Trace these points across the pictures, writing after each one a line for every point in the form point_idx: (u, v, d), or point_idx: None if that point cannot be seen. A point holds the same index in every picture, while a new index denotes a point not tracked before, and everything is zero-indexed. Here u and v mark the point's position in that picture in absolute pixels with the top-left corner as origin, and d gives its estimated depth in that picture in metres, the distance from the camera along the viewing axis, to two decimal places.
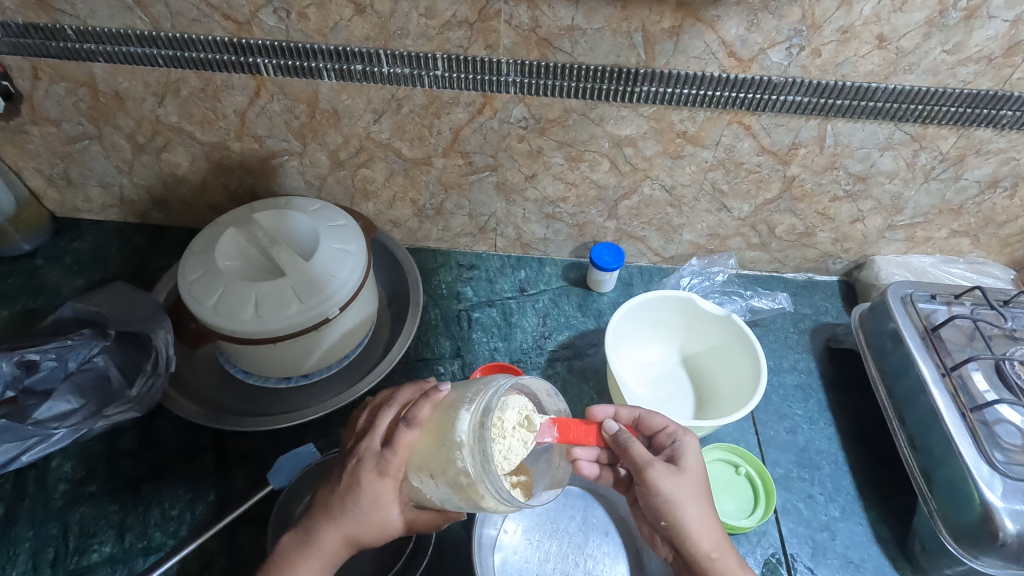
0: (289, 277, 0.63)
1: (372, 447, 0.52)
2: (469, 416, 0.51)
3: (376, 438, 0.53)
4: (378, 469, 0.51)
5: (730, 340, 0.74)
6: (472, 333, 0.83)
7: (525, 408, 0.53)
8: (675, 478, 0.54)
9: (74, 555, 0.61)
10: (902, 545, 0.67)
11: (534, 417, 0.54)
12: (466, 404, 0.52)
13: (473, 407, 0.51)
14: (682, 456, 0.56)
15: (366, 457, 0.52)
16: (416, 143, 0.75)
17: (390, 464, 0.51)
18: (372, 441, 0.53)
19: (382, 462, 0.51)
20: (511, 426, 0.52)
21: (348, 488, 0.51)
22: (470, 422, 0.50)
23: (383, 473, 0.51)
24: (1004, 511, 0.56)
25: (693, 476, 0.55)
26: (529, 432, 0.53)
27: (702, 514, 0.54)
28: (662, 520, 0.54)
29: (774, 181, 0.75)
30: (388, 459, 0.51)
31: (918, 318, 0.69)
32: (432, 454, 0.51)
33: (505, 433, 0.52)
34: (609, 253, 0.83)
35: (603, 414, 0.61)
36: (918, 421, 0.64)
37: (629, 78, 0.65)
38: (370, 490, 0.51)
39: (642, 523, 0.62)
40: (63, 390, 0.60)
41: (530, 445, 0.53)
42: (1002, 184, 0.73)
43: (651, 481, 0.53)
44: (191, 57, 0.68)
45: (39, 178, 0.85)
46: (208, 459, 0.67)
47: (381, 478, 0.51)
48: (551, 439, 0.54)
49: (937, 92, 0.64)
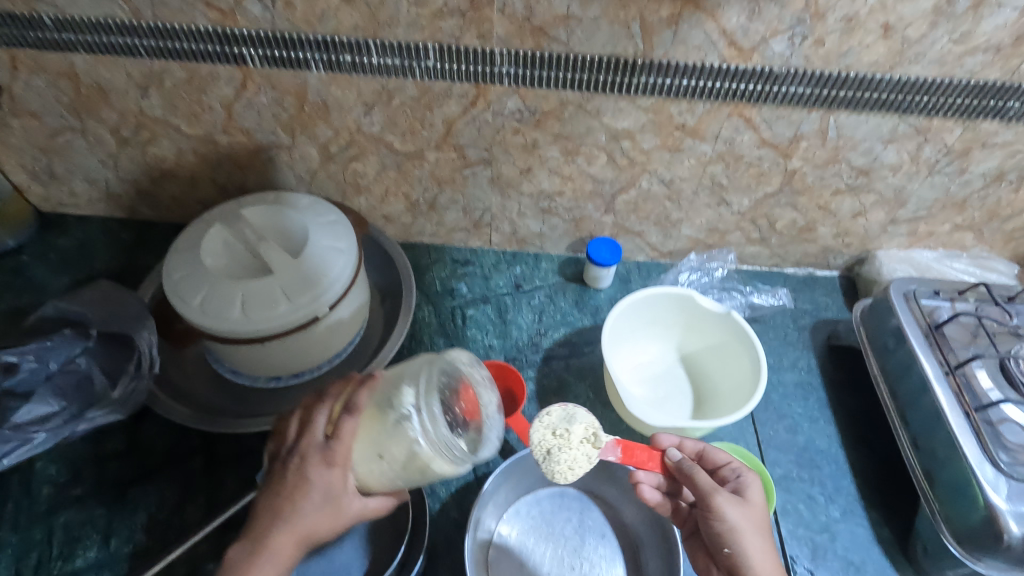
0: (277, 275, 0.62)
1: (315, 441, 0.51)
2: (412, 390, 0.51)
3: (317, 431, 0.52)
4: (326, 460, 0.50)
5: (729, 338, 0.73)
6: (467, 331, 0.81)
7: (591, 426, 0.61)
8: (741, 507, 0.53)
9: (59, 560, 0.60)
10: (903, 546, 0.66)
11: (601, 435, 0.61)
12: (407, 380, 0.53)
13: (413, 380, 0.52)
14: (750, 488, 0.55)
15: (311, 451, 0.51)
16: (408, 137, 0.73)
17: (338, 454, 0.50)
18: (315, 434, 0.51)
19: (329, 452, 0.50)
20: (576, 440, 0.60)
21: (295, 487, 0.49)
22: (413, 395, 0.51)
23: (331, 464, 0.50)
24: (1009, 514, 0.55)
25: (757, 510, 0.54)
26: (594, 449, 0.60)
27: (766, 551, 0.52)
28: (725, 548, 0.52)
29: (774, 175, 0.74)
30: (336, 449, 0.50)
31: (922, 315, 0.68)
32: (377, 437, 0.51)
33: (571, 444, 0.60)
34: (607, 248, 0.81)
35: (668, 442, 0.61)
36: (921, 420, 0.63)
37: (626, 69, 0.63)
38: (319, 483, 0.50)
39: (699, 557, 0.58)
40: (42, 392, 0.58)
41: (593, 459, 0.60)
42: (1007, 178, 0.72)
43: (718, 509, 0.52)
44: (174, 48, 0.66)
45: (23, 173, 0.83)
46: (196, 461, 0.66)
47: (329, 469, 0.50)
48: (613, 458, 0.60)
49: (943, 83, 0.62)
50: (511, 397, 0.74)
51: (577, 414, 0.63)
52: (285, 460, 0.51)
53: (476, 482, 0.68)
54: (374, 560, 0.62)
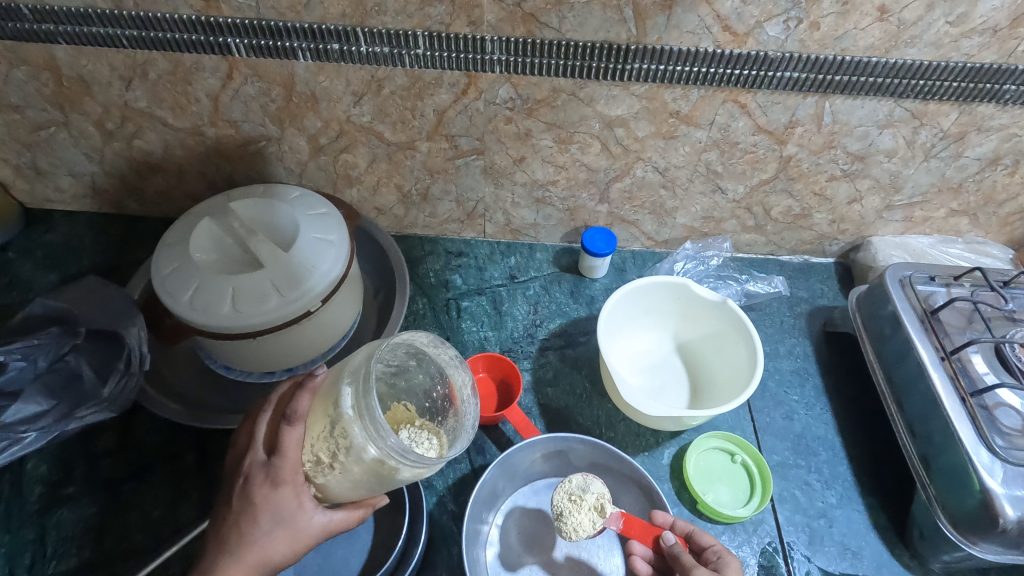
0: (267, 269, 0.61)
1: (258, 459, 0.51)
2: (351, 390, 0.50)
3: (259, 449, 0.52)
4: (270, 480, 0.50)
5: (725, 326, 0.72)
6: (461, 322, 0.81)
7: (603, 495, 0.62)
8: None
9: (52, 559, 0.59)
10: (899, 531, 0.66)
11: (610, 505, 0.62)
12: (348, 378, 0.51)
13: (353, 379, 0.50)
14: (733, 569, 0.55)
15: (255, 471, 0.51)
16: (399, 127, 0.72)
17: (281, 471, 0.50)
18: (257, 453, 0.52)
19: (272, 471, 0.50)
20: (587, 506, 0.61)
21: (244, 510, 0.50)
22: (353, 396, 0.49)
23: (278, 482, 0.50)
24: (1004, 498, 0.55)
25: None
26: (600, 516, 0.61)
27: None
28: None
29: (770, 161, 0.73)
30: (277, 466, 0.50)
31: (917, 300, 0.68)
32: (326, 442, 0.50)
33: (580, 509, 0.61)
34: (601, 237, 0.81)
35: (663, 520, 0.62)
36: (916, 406, 0.63)
37: (619, 55, 0.62)
38: (269, 504, 0.50)
39: None
40: (31, 391, 0.57)
41: (597, 525, 0.61)
42: (1003, 162, 0.71)
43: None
44: (157, 37, 0.64)
45: (7, 168, 0.82)
46: (190, 458, 0.65)
47: (277, 487, 0.50)
48: (615, 527, 0.61)
49: (939, 66, 0.61)
50: (507, 388, 0.75)
51: (592, 479, 0.64)
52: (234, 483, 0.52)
53: (473, 474, 0.68)
54: (371, 555, 0.62)
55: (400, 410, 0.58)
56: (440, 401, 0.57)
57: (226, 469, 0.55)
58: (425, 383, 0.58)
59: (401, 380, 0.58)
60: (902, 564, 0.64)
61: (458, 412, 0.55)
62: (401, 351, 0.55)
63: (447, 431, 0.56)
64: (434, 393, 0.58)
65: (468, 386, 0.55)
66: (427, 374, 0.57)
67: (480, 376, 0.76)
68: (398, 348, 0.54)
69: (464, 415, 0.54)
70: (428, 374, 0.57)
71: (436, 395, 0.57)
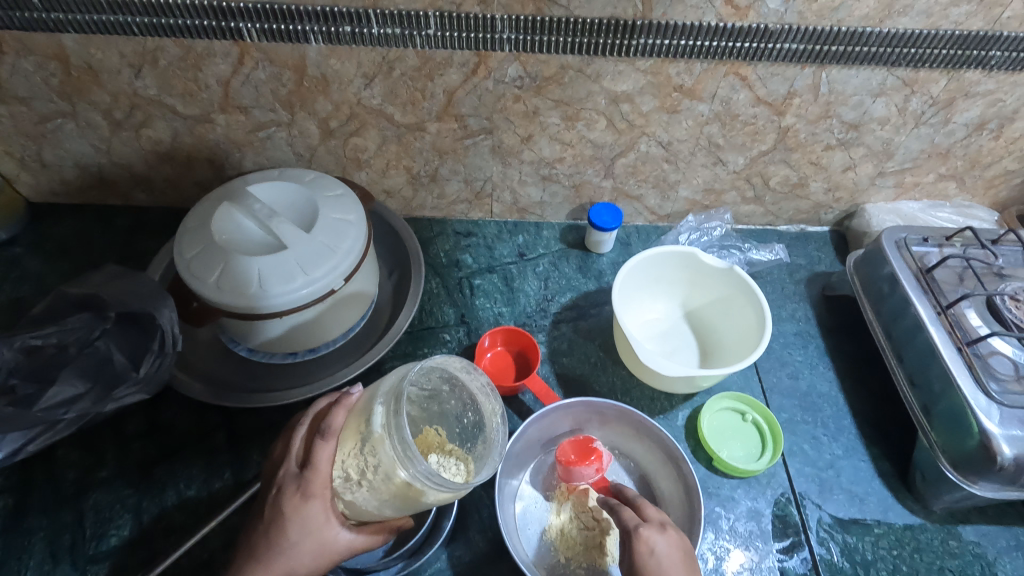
0: (292, 249, 0.62)
1: (291, 471, 0.52)
2: (382, 408, 0.51)
3: (293, 461, 0.53)
4: (300, 491, 0.51)
5: (732, 291, 0.75)
6: (475, 299, 0.83)
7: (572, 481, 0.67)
8: (662, 536, 0.53)
9: (92, 540, 0.61)
10: (902, 477, 0.70)
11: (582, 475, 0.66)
12: (382, 397, 0.52)
13: (385, 398, 0.52)
14: (662, 562, 0.51)
15: (288, 482, 0.52)
16: (409, 108, 0.73)
17: (312, 484, 0.51)
18: (289, 464, 0.52)
19: (303, 484, 0.51)
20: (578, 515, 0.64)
21: (274, 520, 0.51)
22: (383, 414, 0.51)
23: (308, 495, 0.51)
24: (1001, 438, 0.59)
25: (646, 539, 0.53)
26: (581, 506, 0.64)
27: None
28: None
29: (769, 132, 0.76)
30: (308, 479, 0.50)
31: (912, 260, 0.71)
32: (356, 457, 0.51)
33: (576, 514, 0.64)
34: (608, 212, 0.83)
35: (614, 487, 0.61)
36: (917, 359, 0.67)
37: (626, 31, 0.64)
38: (298, 516, 0.50)
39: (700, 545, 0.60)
40: (65, 376, 0.59)
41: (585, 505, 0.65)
42: (989, 126, 0.75)
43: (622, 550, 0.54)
44: (169, 24, 0.64)
45: (11, 162, 0.81)
46: (220, 437, 0.67)
47: (307, 500, 0.50)
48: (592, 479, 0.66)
49: (929, 34, 0.64)
50: (524, 360, 0.77)
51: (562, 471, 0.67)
52: (270, 493, 0.53)
53: None
54: None
55: (431, 434, 0.58)
56: (471, 428, 0.57)
57: (262, 477, 0.56)
58: (457, 409, 0.58)
59: (434, 404, 0.59)
60: (906, 506, 0.68)
61: (487, 439, 0.54)
62: (435, 376, 0.56)
63: (475, 458, 0.55)
64: (465, 419, 0.58)
65: (498, 414, 0.54)
66: (459, 399, 0.58)
67: (498, 350, 0.78)
68: (431, 373, 0.56)
69: (491, 442, 0.54)
70: (461, 401, 0.58)
71: (467, 421, 0.57)
